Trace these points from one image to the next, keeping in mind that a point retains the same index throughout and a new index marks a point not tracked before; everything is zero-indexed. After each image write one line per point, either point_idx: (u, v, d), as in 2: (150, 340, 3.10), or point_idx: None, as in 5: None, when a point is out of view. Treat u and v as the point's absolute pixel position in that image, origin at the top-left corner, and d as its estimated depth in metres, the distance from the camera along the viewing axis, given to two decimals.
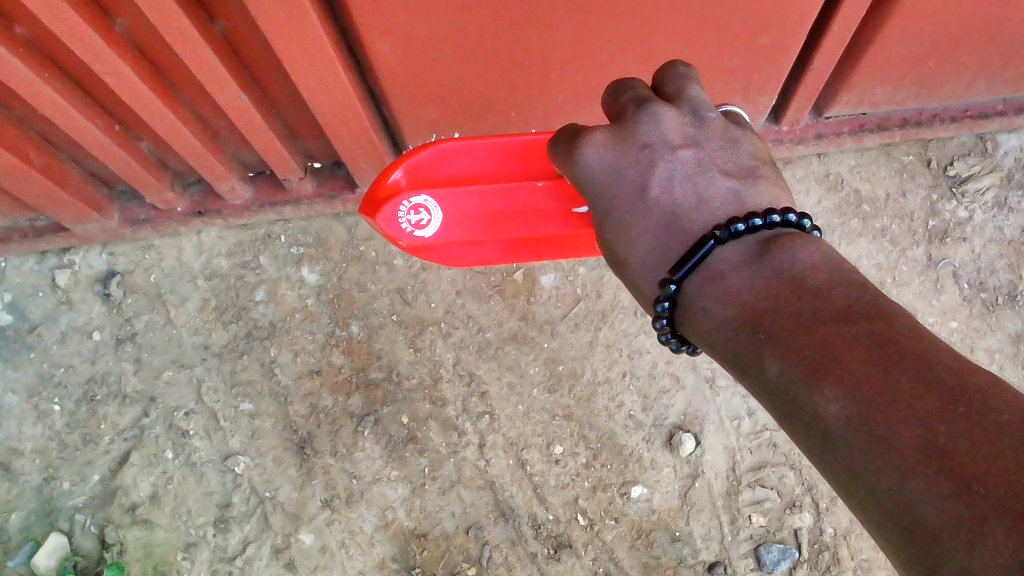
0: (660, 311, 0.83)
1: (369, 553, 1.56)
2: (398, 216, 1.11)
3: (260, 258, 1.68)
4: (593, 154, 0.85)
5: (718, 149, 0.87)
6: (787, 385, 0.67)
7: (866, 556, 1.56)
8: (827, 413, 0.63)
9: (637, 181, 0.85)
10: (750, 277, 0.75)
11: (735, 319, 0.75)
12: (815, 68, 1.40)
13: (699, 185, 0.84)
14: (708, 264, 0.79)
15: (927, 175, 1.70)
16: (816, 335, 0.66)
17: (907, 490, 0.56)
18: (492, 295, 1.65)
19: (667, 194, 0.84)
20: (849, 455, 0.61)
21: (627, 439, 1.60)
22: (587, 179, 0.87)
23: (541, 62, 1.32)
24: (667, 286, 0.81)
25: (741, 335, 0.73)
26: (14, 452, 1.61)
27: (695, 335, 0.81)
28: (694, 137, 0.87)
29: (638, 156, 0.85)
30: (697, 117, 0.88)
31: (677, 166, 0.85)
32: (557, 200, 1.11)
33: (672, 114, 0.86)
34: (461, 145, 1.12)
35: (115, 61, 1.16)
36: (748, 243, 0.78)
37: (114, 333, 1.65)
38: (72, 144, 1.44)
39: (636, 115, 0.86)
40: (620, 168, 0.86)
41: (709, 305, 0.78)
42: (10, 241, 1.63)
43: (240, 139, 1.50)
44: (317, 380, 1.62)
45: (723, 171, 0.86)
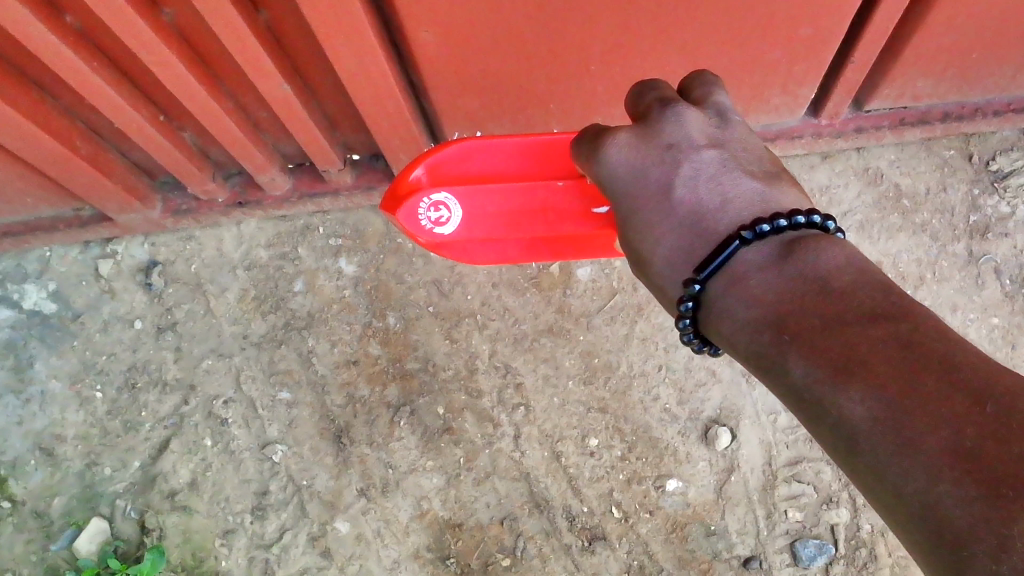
0: (684, 310, 0.83)
1: (404, 542, 1.57)
2: (418, 212, 1.12)
3: (299, 249, 1.70)
4: (618, 154, 0.87)
5: (743, 152, 0.87)
6: (813, 388, 0.65)
7: (904, 553, 1.54)
8: (851, 415, 0.62)
9: (662, 181, 0.85)
10: (774, 278, 0.75)
11: (758, 320, 0.74)
12: (857, 59, 1.39)
13: (724, 187, 0.84)
14: (733, 265, 0.78)
15: (969, 170, 1.68)
16: (842, 337, 0.65)
17: (935, 492, 0.55)
18: (528, 288, 1.65)
19: (691, 194, 0.84)
20: (874, 455, 0.60)
21: (663, 432, 1.60)
22: (612, 178, 0.89)
23: (579, 53, 1.32)
24: (691, 286, 0.81)
25: (764, 335, 0.72)
26: (57, 438, 1.64)
27: (718, 335, 0.81)
28: (719, 138, 0.87)
29: (663, 155, 0.85)
30: (723, 119, 0.89)
31: (702, 166, 0.85)
32: (577, 200, 1.11)
33: (697, 115, 0.86)
34: (483, 143, 1.12)
35: (162, 49, 1.18)
36: (772, 244, 0.77)
37: (155, 321, 1.68)
38: (117, 134, 1.47)
39: (660, 115, 0.86)
40: (645, 167, 0.86)
41: (733, 307, 0.77)
42: (55, 230, 1.66)
43: (281, 130, 1.52)
44: (354, 370, 1.64)
45: (748, 172, 0.85)
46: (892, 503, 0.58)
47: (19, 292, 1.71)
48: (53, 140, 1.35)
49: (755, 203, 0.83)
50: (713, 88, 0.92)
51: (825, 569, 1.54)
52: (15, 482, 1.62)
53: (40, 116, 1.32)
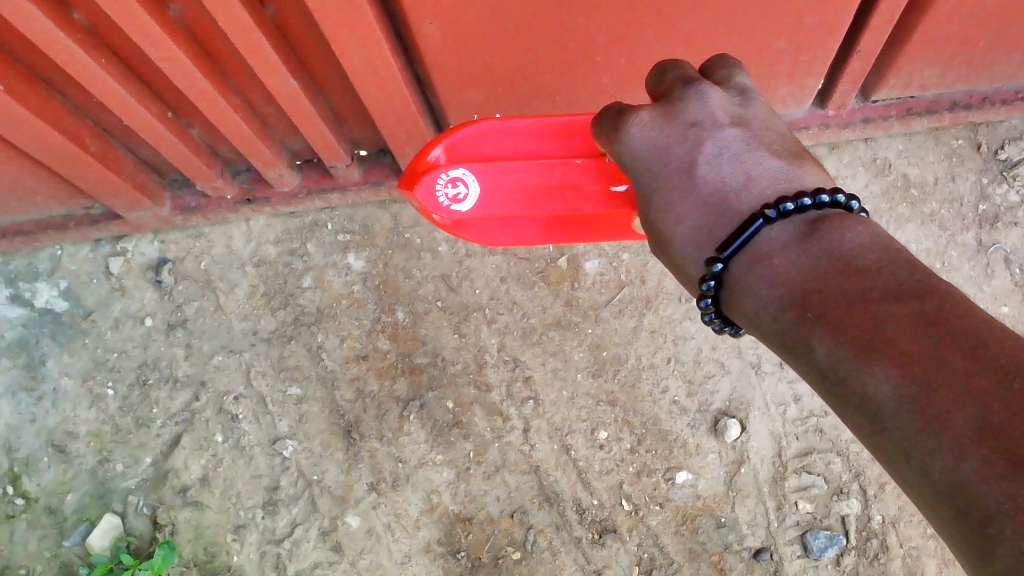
0: (706, 290, 0.83)
1: (415, 536, 1.57)
2: (435, 189, 1.13)
3: (307, 245, 1.70)
4: (640, 132, 0.87)
5: (765, 132, 0.88)
6: (838, 365, 0.65)
7: (915, 544, 1.54)
8: (876, 393, 0.61)
9: (685, 159, 0.86)
10: (798, 258, 0.74)
11: (782, 299, 0.73)
12: (863, 49, 1.38)
13: (747, 165, 0.84)
14: (756, 244, 0.79)
15: (977, 159, 1.67)
16: (867, 314, 0.64)
17: (961, 470, 0.54)
18: (537, 282, 1.66)
19: (715, 172, 0.84)
20: (899, 434, 0.59)
21: (672, 424, 1.59)
22: (633, 157, 0.89)
23: (585, 45, 1.32)
24: (714, 265, 0.81)
25: (789, 313, 0.72)
26: (69, 435, 1.65)
27: (742, 316, 0.81)
28: (741, 117, 0.87)
29: (686, 132, 0.86)
30: (744, 99, 0.90)
31: (726, 143, 0.85)
32: (595, 177, 1.11)
33: (719, 95, 0.88)
34: (502, 125, 1.14)
35: (169, 45, 1.19)
36: (795, 224, 0.77)
37: (165, 318, 1.69)
38: (125, 131, 1.48)
39: (684, 94, 0.88)
40: (668, 146, 0.86)
41: (756, 286, 0.77)
42: (65, 229, 1.67)
43: (288, 126, 1.53)
44: (363, 365, 1.64)
45: (772, 152, 0.86)
46: (919, 483, 0.58)
47: (31, 290, 1.72)
48: (63, 137, 1.36)
49: (778, 181, 0.83)
50: (734, 72, 0.93)
51: (836, 560, 1.53)
52: (28, 479, 1.63)
53: (50, 114, 1.33)
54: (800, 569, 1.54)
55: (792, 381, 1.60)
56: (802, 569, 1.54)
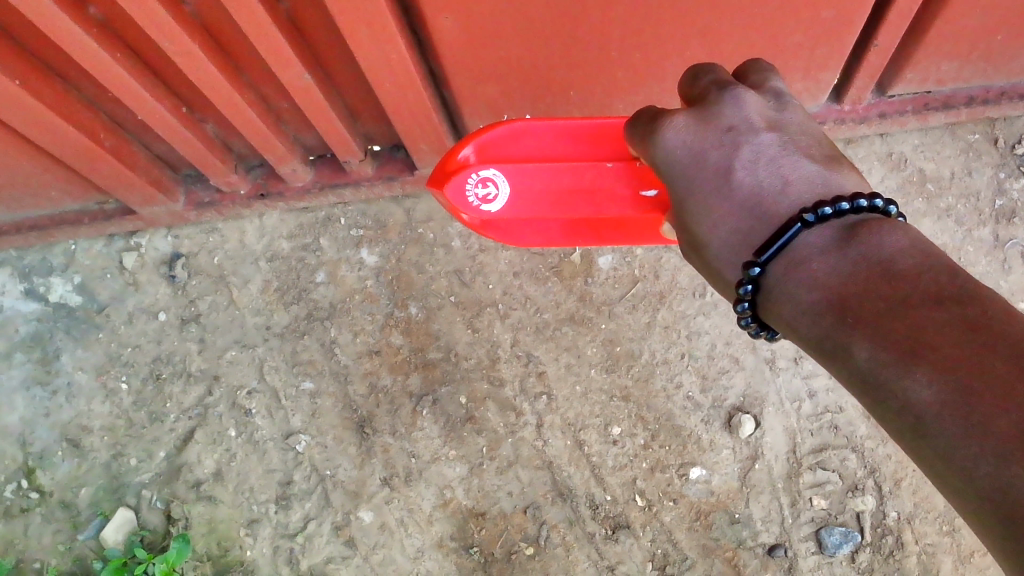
0: (742, 294, 0.83)
1: (427, 531, 1.57)
2: (466, 189, 1.13)
3: (321, 240, 1.70)
4: (676, 137, 0.87)
5: (802, 135, 0.87)
6: (878, 371, 0.65)
7: (931, 540, 1.53)
8: (917, 398, 0.61)
9: (721, 164, 0.85)
10: (836, 262, 0.74)
11: (820, 303, 0.73)
12: (880, 43, 1.37)
13: (784, 169, 0.83)
14: (794, 248, 0.78)
15: (994, 154, 1.66)
16: (906, 318, 0.64)
17: (1007, 475, 0.54)
18: (550, 277, 1.65)
19: (751, 177, 0.84)
20: (940, 439, 0.59)
21: (686, 420, 1.59)
22: (669, 162, 0.89)
23: (601, 39, 1.32)
24: (751, 269, 0.81)
25: (828, 319, 0.71)
26: (83, 429, 1.65)
27: (778, 320, 0.80)
28: (777, 121, 0.87)
29: (722, 137, 0.85)
30: (780, 103, 0.90)
31: (762, 147, 0.84)
32: (626, 182, 1.10)
33: (755, 99, 0.87)
34: (532, 126, 1.13)
35: (185, 39, 1.19)
36: (833, 227, 0.77)
37: (179, 313, 1.69)
38: (140, 126, 1.48)
39: (719, 98, 0.87)
40: (703, 150, 0.86)
41: (794, 291, 0.77)
42: (80, 224, 1.68)
43: (303, 121, 1.53)
44: (376, 360, 1.64)
45: (809, 155, 0.85)
46: (961, 488, 0.57)
47: (45, 285, 1.72)
48: (78, 132, 1.36)
49: (815, 183, 0.82)
50: (769, 77, 0.93)
51: (851, 556, 1.53)
52: (43, 473, 1.64)
53: (66, 109, 1.33)
54: (815, 565, 1.53)
55: (806, 376, 1.60)
56: (816, 566, 1.53)
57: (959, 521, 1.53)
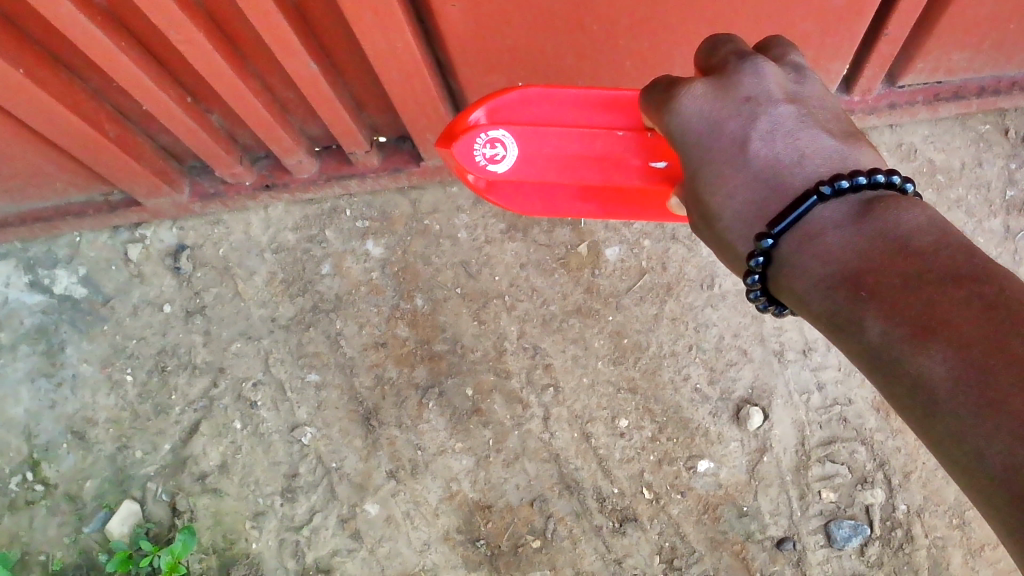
0: (753, 266, 0.82)
1: (434, 524, 1.56)
2: (473, 148, 1.13)
3: (326, 232, 1.69)
4: (692, 104, 0.86)
5: (819, 110, 0.87)
6: (892, 346, 0.64)
7: (941, 534, 1.51)
8: (932, 375, 0.60)
9: (738, 133, 0.84)
10: (851, 237, 0.73)
11: (834, 277, 0.72)
12: (891, 32, 1.36)
13: (801, 142, 0.83)
14: (808, 221, 0.77)
15: (1005, 145, 1.65)
16: (924, 295, 0.64)
17: (1021, 455, 0.54)
18: (557, 269, 1.64)
19: (768, 148, 0.84)
20: (954, 418, 0.59)
21: (694, 413, 1.58)
22: (682, 130, 0.87)
23: (609, 29, 1.31)
24: (763, 240, 0.79)
25: (842, 292, 0.70)
26: (88, 422, 1.65)
27: (788, 294, 0.80)
28: (796, 94, 0.87)
29: (741, 106, 0.85)
30: (799, 75, 0.89)
31: (780, 119, 0.84)
32: (635, 150, 1.10)
33: (776, 70, 0.86)
34: (544, 93, 1.14)
35: (191, 29, 1.18)
36: (849, 203, 0.76)
37: (184, 305, 1.68)
38: (145, 117, 1.47)
39: (740, 67, 0.86)
40: (721, 118, 0.85)
41: (807, 264, 0.76)
42: (84, 216, 1.67)
43: (308, 112, 1.52)
44: (382, 352, 1.63)
45: (826, 130, 0.85)
46: (973, 469, 0.57)
47: (50, 277, 1.72)
48: (84, 123, 1.35)
49: (832, 158, 0.82)
50: (787, 52, 0.93)
51: (860, 550, 1.52)
52: (48, 465, 1.63)
53: (71, 99, 1.32)
54: (823, 559, 1.52)
55: (816, 369, 1.58)
56: (825, 559, 1.52)
57: (969, 514, 1.52)
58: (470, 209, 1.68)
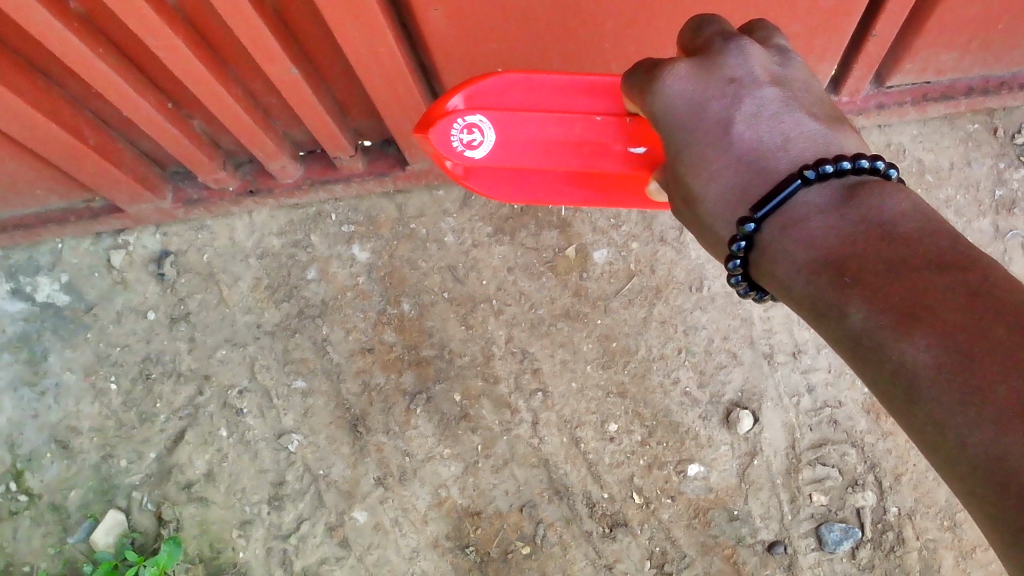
0: (735, 250, 0.81)
1: (423, 531, 1.55)
2: (450, 133, 1.12)
3: (311, 236, 1.68)
4: (676, 85, 0.84)
5: (804, 93, 0.86)
6: (874, 333, 0.63)
7: (933, 536, 1.51)
8: (914, 361, 0.60)
9: (721, 115, 0.84)
10: (835, 222, 0.72)
11: (818, 262, 0.71)
12: (878, 32, 1.35)
13: (785, 126, 0.83)
14: (792, 205, 0.76)
15: (993, 144, 1.64)
16: (908, 281, 0.63)
17: (1004, 444, 0.53)
18: (545, 272, 1.63)
19: (751, 131, 0.83)
20: (936, 406, 0.58)
21: (683, 416, 1.57)
22: (665, 112, 0.86)
23: (594, 31, 1.29)
24: (746, 225, 0.78)
25: (824, 278, 0.69)
26: (72, 431, 1.63)
27: (769, 279, 0.78)
28: (781, 77, 0.86)
29: (724, 88, 0.84)
30: (783, 58, 0.89)
31: (764, 102, 0.84)
32: (616, 136, 1.09)
33: (760, 52, 0.86)
34: (523, 78, 1.12)
35: (169, 34, 1.16)
36: (833, 187, 0.75)
37: (168, 312, 1.66)
38: (125, 123, 1.45)
39: (724, 49, 0.86)
40: (703, 101, 0.84)
41: (790, 248, 0.75)
42: (66, 222, 1.65)
43: (291, 117, 1.50)
44: (369, 358, 1.62)
45: (809, 114, 0.84)
46: (954, 457, 0.56)
47: (32, 284, 1.70)
48: (62, 130, 1.33)
49: (817, 142, 0.82)
50: (772, 34, 0.92)
51: (852, 553, 1.51)
52: (32, 475, 1.61)
53: (49, 106, 1.30)
54: (815, 562, 1.51)
55: (805, 371, 1.58)
56: (817, 562, 1.51)
57: (961, 516, 1.51)
58: (457, 212, 1.67)
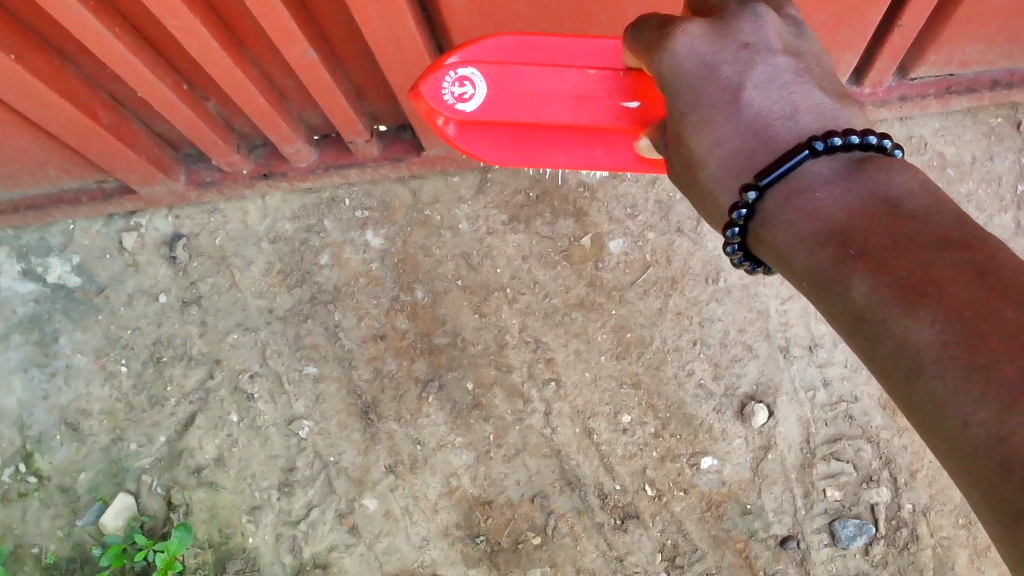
0: (735, 218, 0.78)
1: (433, 519, 1.54)
2: (442, 86, 1.03)
3: (324, 222, 1.66)
4: (687, 43, 0.82)
5: (815, 66, 0.84)
6: (878, 308, 0.61)
7: (947, 533, 1.50)
8: (919, 339, 0.58)
9: (733, 78, 0.81)
10: (841, 194, 0.70)
11: (820, 234, 0.68)
12: (905, 23, 1.33)
13: (796, 96, 0.80)
14: (797, 174, 0.74)
15: (1016, 139, 1.61)
16: (915, 257, 0.61)
17: (1004, 426, 0.52)
18: (560, 261, 1.61)
19: (762, 96, 0.80)
20: (936, 383, 0.56)
21: (697, 409, 1.55)
22: (674, 70, 0.83)
23: (619, 19, 1.26)
24: (747, 192, 0.75)
25: (827, 250, 0.67)
26: (83, 413, 1.62)
27: (768, 250, 0.76)
28: (793, 47, 0.84)
29: (737, 52, 0.81)
30: (797, 30, 0.87)
31: (776, 68, 0.81)
32: (612, 89, 1.02)
33: (775, 20, 0.84)
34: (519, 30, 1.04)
35: (186, 14, 1.15)
36: (840, 161, 0.73)
37: (179, 295, 1.65)
38: (139, 103, 1.44)
39: (739, 14, 0.84)
40: (715, 62, 0.81)
41: (793, 218, 0.72)
42: (79, 203, 1.64)
43: (307, 100, 1.48)
44: (381, 344, 1.61)
45: (820, 86, 0.82)
46: (952, 437, 0.55)
47: (44, 265, 1.69)
48: (77, 110, 1.32)
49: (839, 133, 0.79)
50: (785, 2, 0.90)
51: (865, 549, 1.50)
52: (41, 457, 1.61)
53: (63, 85, 1.29)
54: (827, 558, 1.50)
55: (821, 365, 1.56)
56: (830, 558, 1.50)
57: (976, 514, 1.50)
58: (471, 199, 1.65)
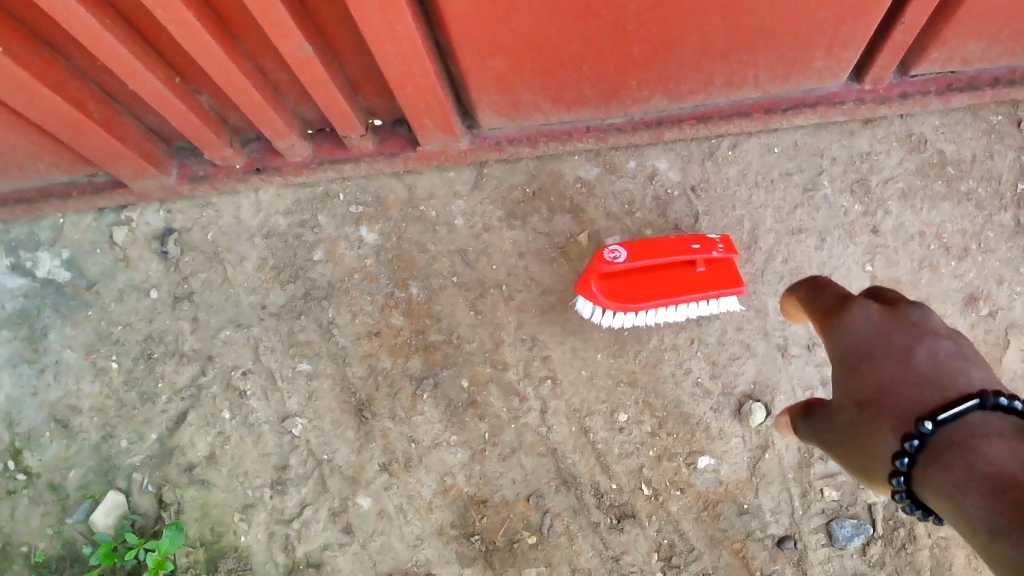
0: (898, 466, 0.69)
1: (427, 518, 1.53)
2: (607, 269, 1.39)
3: (319, 217, 1.64)
4: (861, 314, 0.79)
5: (971, 347, 0.76)
6: None
7: (944, 534, 1.49)
8: None
9: (903, 343, 0.75)
10: (1013, 446, 0.64)
11: (997, 477, 0.62)
12: (907, 20, 1.31)
13: (970, 370, 0.72)
14: (968, 422, 0.67)
15: (1017, 136, 1.59)
16: None
17: None
18: (557, 258, 1.60)
19: (931, 356, 0.73)
20: None
21: (695, 407, 1.54)
22: (849, 333, 0.79)
23: (620, 16, 1.24)
24: (921, 428, 0.68)
25: (1011, 496, 0.60)
26: (72, 410, 1.60)
27: (938, 497, 0.66)
28: (956, 335, 0.77)
29: (906, 326, 0.77)
30: (921, 313, 0.79)
31: (942, 345, 0.74)
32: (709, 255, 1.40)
33: (937, 318, 0.79)
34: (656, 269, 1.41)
35: (179, 6, 1.13)
36: (1010, 424, 0.67)
37: (171, 291, 1.63)
38: (131, 96, 1.42)
39: (906, 307, 0.79)
40: (886, 330, 0.77)
41: (959, 458, 0.65)
42: (68, 197, 1.61)
43: (302, 94, 1.46)
44: (375, 341, 1.59)
45: (991, 372, 0.73)
46: None
47: (32, 260, 1.66)
48: (67, 103, 1.30)
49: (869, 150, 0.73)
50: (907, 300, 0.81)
51: (863, 549, 1.49)
52: (30, 454, 1.59)
53: (53, 78, 1.26)
54: (825, 558, 1.49)
55: (820, 364, 1.55)
56: (827, 558, 1.49)
57: None
58: (468, 194, 1.63)
